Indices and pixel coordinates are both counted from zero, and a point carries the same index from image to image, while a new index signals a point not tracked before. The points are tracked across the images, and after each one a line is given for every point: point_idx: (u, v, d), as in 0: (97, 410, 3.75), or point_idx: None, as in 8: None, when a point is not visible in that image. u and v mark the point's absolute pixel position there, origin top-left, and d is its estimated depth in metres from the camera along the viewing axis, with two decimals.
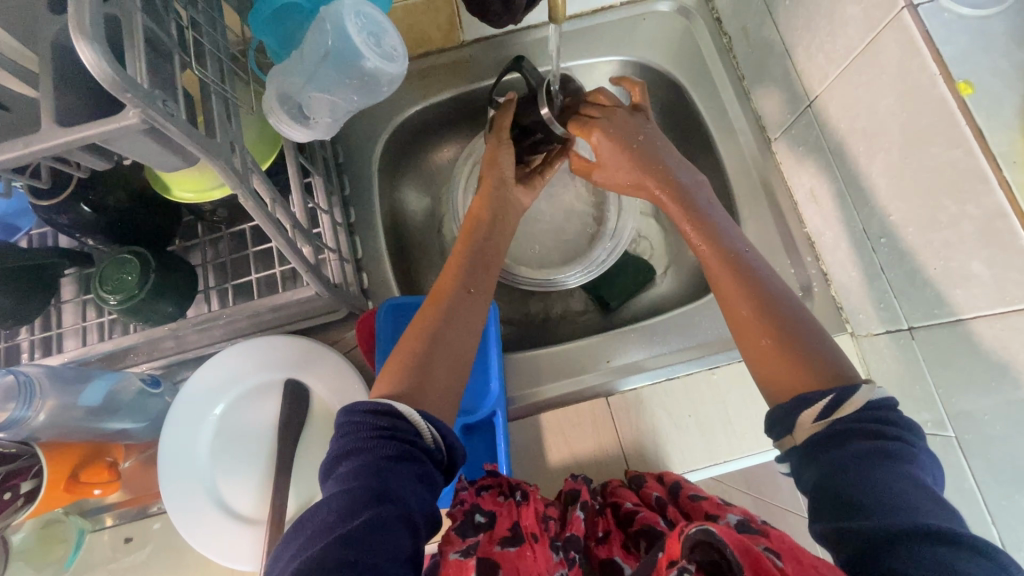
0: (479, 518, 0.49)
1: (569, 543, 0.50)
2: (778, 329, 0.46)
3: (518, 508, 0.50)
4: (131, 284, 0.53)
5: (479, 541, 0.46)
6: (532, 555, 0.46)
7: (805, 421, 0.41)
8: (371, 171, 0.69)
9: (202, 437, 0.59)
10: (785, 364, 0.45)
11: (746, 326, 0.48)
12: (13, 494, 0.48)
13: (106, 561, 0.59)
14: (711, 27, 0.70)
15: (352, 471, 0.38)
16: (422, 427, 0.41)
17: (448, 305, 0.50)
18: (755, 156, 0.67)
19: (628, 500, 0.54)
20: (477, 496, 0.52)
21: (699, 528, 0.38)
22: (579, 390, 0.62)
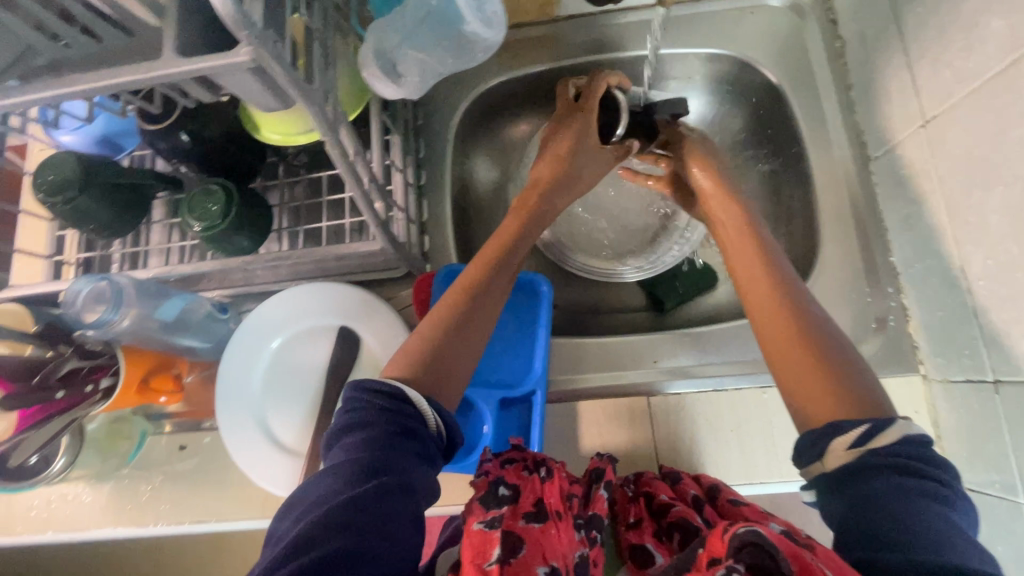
0: (501, 491, 0.49)
1: (592, 522, 0.51)
2: (810, 345, 0.44)
3: (542, 483, 0.50)
4: (214, 213, 0.56)
5: (503, 514, 0.46)
6: (556, 533, 0.46)
7: (836, 447, 0.38)
8: (447, 136, 0.70)
9: (258, 366, 0.63)
10: (816, 384, 0.42)
11: (778, 344, 0.46)
12: (94, 387, 0.52)
13: (161, 463, 0.64)
14: (824, 29, 0.65)
15: (355, 444, 0.39)
16: (425, 408, 0.42)
17: (470, 299, 0.50)
18: (849, 172, 0.62)
19: (664, 492, 0.53)
20: (503, 470, 0.51)
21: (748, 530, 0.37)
22: (617, 384, 0.62)
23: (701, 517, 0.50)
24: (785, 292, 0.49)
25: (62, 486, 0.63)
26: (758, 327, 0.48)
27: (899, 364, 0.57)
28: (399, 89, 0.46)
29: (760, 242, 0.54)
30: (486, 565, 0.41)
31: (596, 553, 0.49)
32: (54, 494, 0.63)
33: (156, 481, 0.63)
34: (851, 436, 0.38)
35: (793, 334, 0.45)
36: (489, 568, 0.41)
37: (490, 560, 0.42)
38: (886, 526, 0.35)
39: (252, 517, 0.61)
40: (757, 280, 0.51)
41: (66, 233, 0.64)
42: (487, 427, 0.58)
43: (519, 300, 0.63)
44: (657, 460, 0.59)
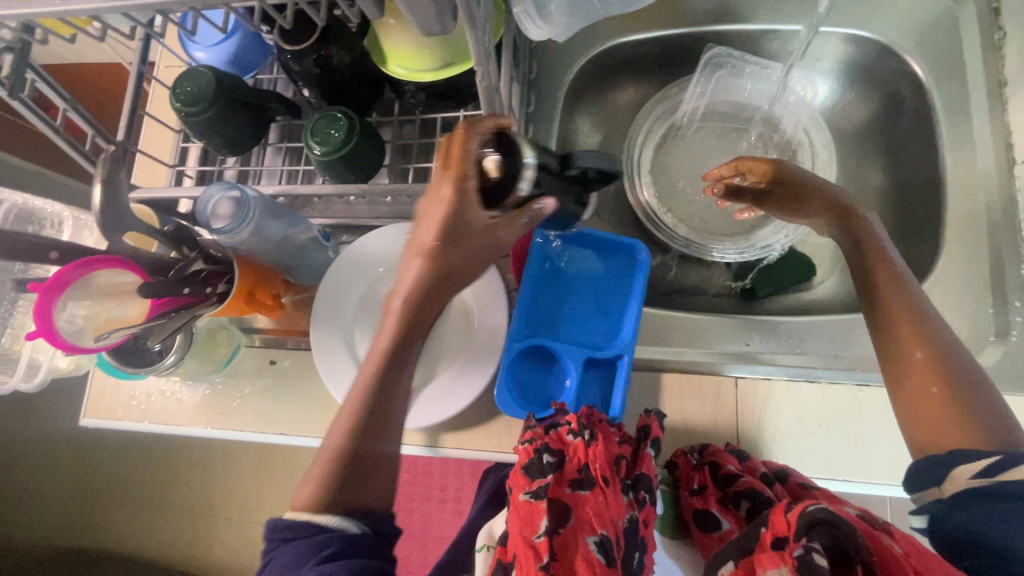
0: (547, 458, 0.50)
1: (640, 484, 0.52)
2: (948, 387, 0.44)
3: (586, 447, 0.49)
4: (336, 139, 0.58)
5: (549, 483, 0.49)
6: (605, 501, 0.48)
7: (958, 476, 0.42)
8: (558, 93, 0.69)
9: (354, 295, 0.65)
10: (948, 417, 0.44)
11: (922, 395, 0.45)
12: (212, 291, 0.54)
13: (251, 374, 0.67)
14: (984, 18, 0.60)
15: (299, 548, 0.42)
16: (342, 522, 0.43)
17: (354, 435, 0.45)
18: (988, 176, 0.58)
19: (732, 463, 0.53)
20: (547, 434, 0.51)
21: (820, 508, 0.41)
22: (678, 361, 0.62)
23: (772, 491, 0.51)
24: (922, 317, 0.47)
25: (161, 382, 0.68)
26: (888, 352, 0.48)
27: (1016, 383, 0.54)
28: (545, 29, 0.46)
29: (884, 255, 0.51)
30: (534, 538, 0.45)
31: (648, 514, 0.51)
32: (154, 389, 0.67)
33: (245, 390, 0.67)
34: (975, 468, 0.42)
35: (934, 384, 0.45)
36: (539, 541, 0.45)
37: (538, 530, 0.46)
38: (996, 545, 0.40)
39: None
40: (906, 327, 0.47)
41: (188, 146, 0.66)
42: (570, 380, 0.58)
43: (620, 265, 0.63)
44: (737, 443, 0.58)
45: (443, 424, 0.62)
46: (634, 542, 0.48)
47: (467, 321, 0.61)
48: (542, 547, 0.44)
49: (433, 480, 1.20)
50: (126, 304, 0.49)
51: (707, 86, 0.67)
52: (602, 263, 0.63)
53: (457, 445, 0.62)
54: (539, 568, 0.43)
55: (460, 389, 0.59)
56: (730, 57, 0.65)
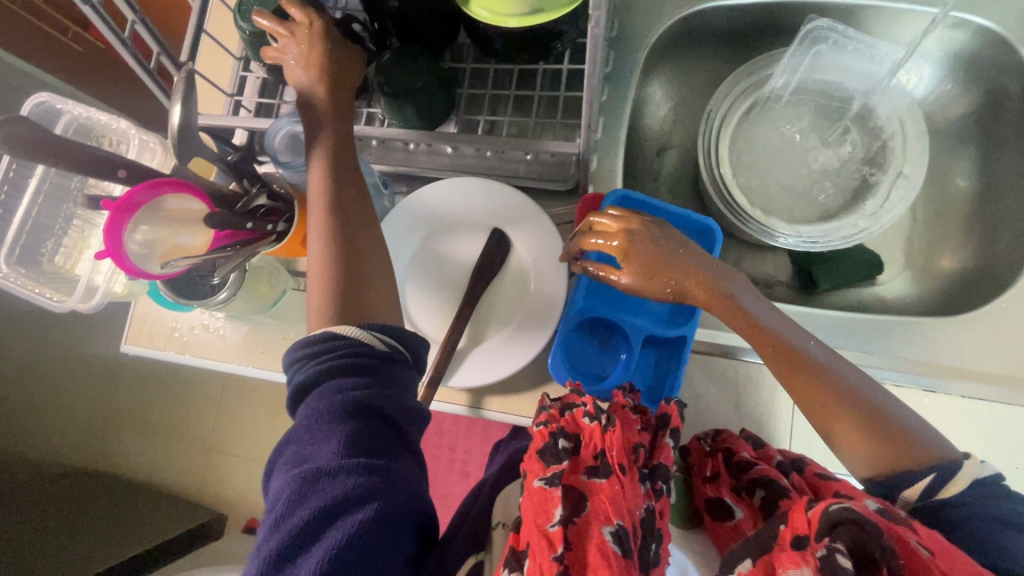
0: (561, 444, 0.47)
1: (657, 473, 0.46)
2: (875, 419, 0.44)
3: (602, 432, 0.45)
4: (411, 82, 0.55)
5: (564, 469, 0.45)
6: (622, 490, 0.43)
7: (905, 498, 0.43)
8: (640, 54, 0.65)
9: (408, 247, 0.63)
10: (869, 438, 0.44)
11: (839, 430, 0.45)
12: (272, 228, 0.52)
13: (296, 317, 0.67)
14: None
15: (331, 407, 0.41)
16: (368, 336, 0.45)
17: None
18: None
19: (746, 450, 0.51)
20: (563, 416, 0.49)
21: (842, 507, 0.37)
22: (719, 345, 0.60)
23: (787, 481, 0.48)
24: (804, 362, 0.47)
25: (205, 317, 0.67)
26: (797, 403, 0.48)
27: None
28: None
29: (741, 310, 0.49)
30: (548, 526, 0.41)
31: (664, 505, 0.45)
32: (197, 323, 0.67)
33: (289, 333, 0.66)
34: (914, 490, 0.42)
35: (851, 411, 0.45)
36: (552, 530, 0.41)
37: (553, 518, 0.41)
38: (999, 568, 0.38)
39: None
40: (804, 383, 0.46)
41: (249, 74, 0.63)
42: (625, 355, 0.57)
43: None
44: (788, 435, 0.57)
45: (488, 387, 0.61)
46: (650, 531, 0.43)
47: (525, 280, 0.61)
48: (557, 537, 0.40)
49: (444, 441, 1.19)
50: (193, 231, 0.47)
51: (797, 67, 0.63)
52: None
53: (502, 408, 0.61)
54: (554, 560, 0.39)
55: (511, 354, 0.58)
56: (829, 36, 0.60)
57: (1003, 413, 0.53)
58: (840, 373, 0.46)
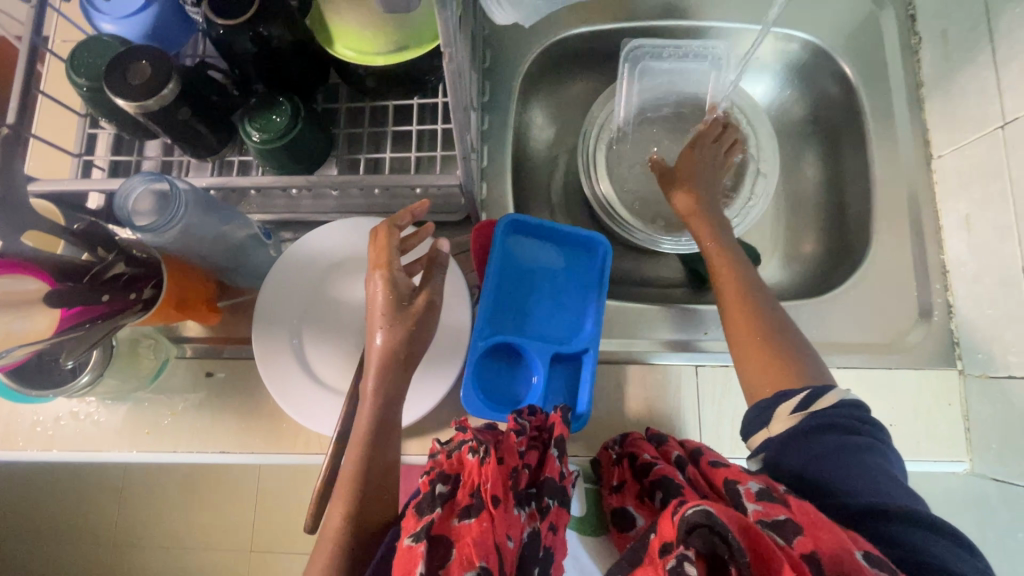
0: (438, 488, 0.43)
1: (544, 490, 0.46)
2: (768, 336, 0.52)
3: (479, 467, 0.43)
4: (278, 126, 0.52)
5: (434, 518, 0.41)
6: (490, 526, 0.40)
7: (783, 413, 0.47)
8: (513, 82, 0.67)
9: (300, 297, 0.59)
10: (772, 366, 0.50)
11: (740, 335, 0.53)
12: (137, 297, 0.48)
13: (183, 389, 0.60)
14: (901, 24, 0.66)
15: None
16: None
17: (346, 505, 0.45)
18: (910, 169, 0.64)
19: (647, 452, 0.52)
20: (448, 458, 0.45)
21: (698, 510, 0.36)
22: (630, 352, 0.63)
23: (685, 476, 0.49)
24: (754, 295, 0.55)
25: (73, 404, 0.59)
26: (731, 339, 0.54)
27: (937, 357, 0.59)
28: (510, 12, 0.43)
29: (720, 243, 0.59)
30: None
31: (557, 518, 0.45)
32: (64, 412, 0.59)
33: (177, 408, 0.60)
34: (794, 401, 0.47)
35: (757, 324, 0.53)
36: None
37: None
38: (836, 476, 0.43)
39: (282, 452, 0.59)
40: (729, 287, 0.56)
41: (98, 131, 0.58)
42: (538, 377, 0.58)
43: (580, 260, 0.62)
44: (693, 426, 0.60)
45: (405, 430, 0.59)
46: (532, 558, 0.42)
47: None
48: None
49: None
50: (31, 314, 0.43)
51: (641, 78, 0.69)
52: (563, 258, 0.62)
53: (422, 450, 0.59)
54: None
55: (422, 393, 0.56)
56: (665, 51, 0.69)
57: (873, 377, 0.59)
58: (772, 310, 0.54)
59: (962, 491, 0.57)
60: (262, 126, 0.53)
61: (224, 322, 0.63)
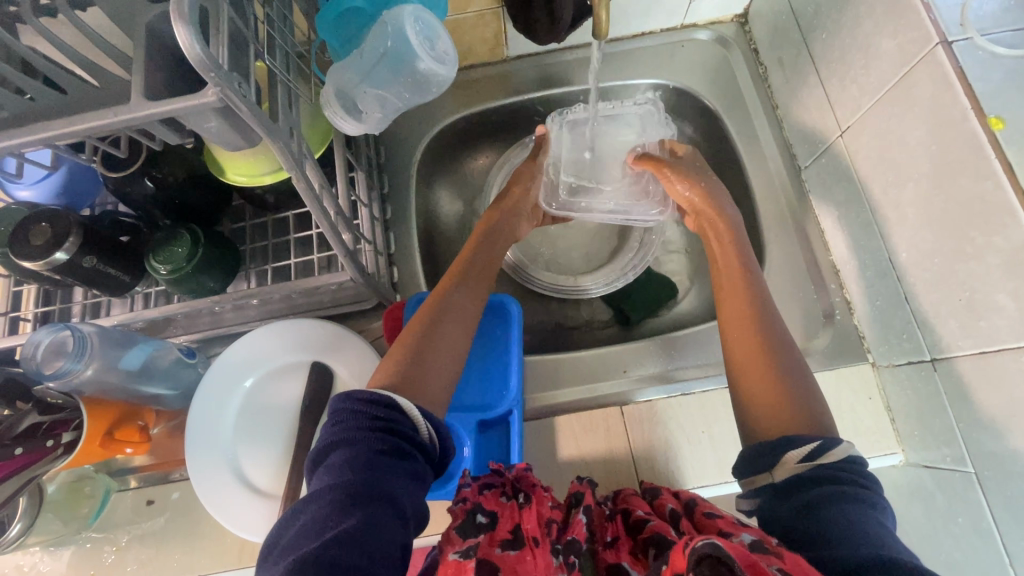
0: (480, 518, 0.46)
1: (571, 547, 0.45)
2: (781, 380, 0.49)
3: (520, 511, 0.47)
4: (180, 255, 0.56)
5: (479, 542, 0.44)
6: (532, 559, 0.43)
7: (789, 459, 0.43)
8: (408, 171, 0.72)
9: (229, 410, 0.61)
10: (780, 410, 0.47)
11: (748, 378, 0.50)
12: (55, 442, 0.50)
13: (126, 522, 0.61)
14: (747, 57, 0.73)
15: (320, 512, 0.37)
16: (414, 425, 0.43)
17: (444, 302, 0.53)
18: (784, 183, 0.68)
19: (641, 508, 0.51)
20: (480, 495, 0.49)
21: (707, 541, 0.36)
22: (573, 401, 0.64)
23: (678, 530, 0.48)
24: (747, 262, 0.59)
25: (17, 557, 0.59)
26: (745, 393, 0.50)
27: (848, 355, 0.61)
28: (361, 126, 0.47)
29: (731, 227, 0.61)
30: None
31: None
32: (8, 568, 0.59)
33: (122, 542, 0.60)
34: (802, 451, 0.43)
35: (755, 354, 0.51)
36: None
37: None
38: (827, 530, 0.39)
39: (228, 569, 0.59)
40: (737, 293, 0.56)
41: (23, 288, 0.62)
42: (468, 448, 0.58)
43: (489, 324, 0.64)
44: (633, 467, 0.60)
45: None
46: None
47: None
48: None
49: None
50: None
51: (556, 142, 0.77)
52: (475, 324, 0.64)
53: None
54: None
55: None
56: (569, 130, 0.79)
57: None
58: (765, 313, 0.54)
59: (905, 485, 0.56)
60: (163, 258, 0.56)
61: (163, 447, 0.64)
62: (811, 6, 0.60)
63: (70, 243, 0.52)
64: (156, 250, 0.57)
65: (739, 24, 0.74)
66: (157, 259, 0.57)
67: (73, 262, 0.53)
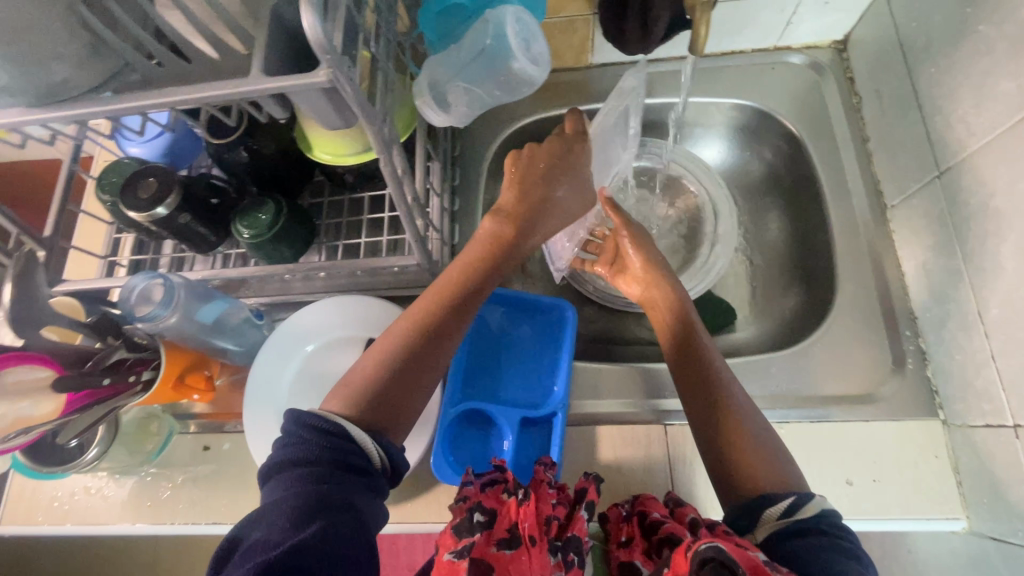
0: (477, 516, 0.47)
1: (569, 544, 0.48)
2: (754, 445, 0.48)
3: (517, 506, 0.48)
4: (263, 222, 0.60)
5: (475, 541, 0.45)
6: (527, 559, 0.45)
7: (770, 515, 0.43)
8: (480, 166, 0.74)
9: (288, 372, 0.65)
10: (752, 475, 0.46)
11: (720, 444, 0.49)
12: (136, 378, 0.55)
13: (183, 463, 0.65)
14: (842, 84, 0.70)
15: (272, 526, 0.38)
16: (369, 445, 0.44)
17: (422, 337, 0.51)
18: (867, 219, 0.65)
19: (658, 511, 0.50)
20: (482, 493, 0.50)
21: (710, 545, 0.36)
22: (616, 412, 0.63)
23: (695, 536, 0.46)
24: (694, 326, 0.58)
25: (86, 480, 0.64)
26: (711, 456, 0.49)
27: (918, 408, 0.57)
28: (446, 116, 0.49)
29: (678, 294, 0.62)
30: None
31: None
32: (77, 488, 0.64)
33: (176, 481, 0.64)
34: (778, 507, 0.43)
35: (726, 418, 0.50)
36: None
37: None
38: (826, 574, 0.38)
39: None
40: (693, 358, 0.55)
41: (121, 237, 0.68)
42: (508, 442, 0.59)
43: (543, 324, 0.66)
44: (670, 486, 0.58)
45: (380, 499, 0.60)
46: None
47: None
48: None
49: None
50: (38, 400, 0.46)
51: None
52: (528, 323, 0.66)
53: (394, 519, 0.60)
54: None
55: None
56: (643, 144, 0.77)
57: (850, 431, 0.57)
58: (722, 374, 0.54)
59: (965, 554, 0.53)
60: (247, 224, 0.61)
61: (224, 399, 0.68)
62: (921, 37, 0.57)
63: (169, 200, 0.56)
64: (241, 215, 0.61)
65: (837, 50, 0.71)
66: (242, 224, 0.61)
67: (170, 219, 0.58)
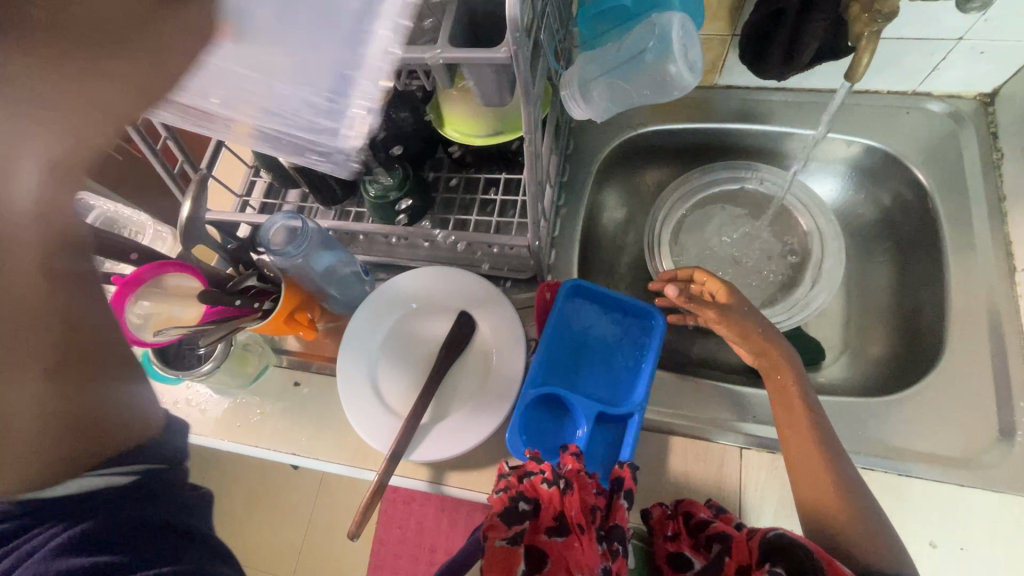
0: (524, 505, 0.48)
1: (613, 534, 0.49)
2: (849, 499, 0.50)
3: (561, 495, 0.47)
4: (389, 186, 0.65)
5: (526, 529, 0.47)
6: (579, 547, 0.45)
7: None
8: (591, 167, 0.76)
9: (382, 326, 0.69)
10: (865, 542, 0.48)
11: (823, 507, 0.50)
12: (258, 307, 0.60)
13: (274, 393, 0.71)
14: (983, 139, 0.68)
15: None
16: (103, 474, 0.33)
17: None
18: (991, 280, 0.62)
19: (702, 510, 0.52)
20: (521, 483, 0.50)
21: (776, 533, 0.47)
22: (691, 427, 0.62)
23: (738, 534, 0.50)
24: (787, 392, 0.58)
25: (188, 392, 0.71)
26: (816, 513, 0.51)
27: None
28: (586, 108, 0.52)
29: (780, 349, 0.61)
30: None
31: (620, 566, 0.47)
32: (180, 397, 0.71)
33: (265, 408, 0.70)
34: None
35: (830, 486, 0.51)
36: None
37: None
38: None
39: (342, 462, 0.66)
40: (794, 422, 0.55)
41: (257, 180, 0.75)
42: (583, 431, 0.60)
43: (632, 327, 0.67)
44: (737, 510, 0.57)
45: (449, 462, 0.63)
46: None
47: (486, 361, 0.65)
48: None
49: (424, 539, 1.21)
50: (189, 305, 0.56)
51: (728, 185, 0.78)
52: (615, 325, 0.67)
53: (459, 484, 0.63)
54: None
55: (468, 431, 0.60)
56: (755, 170, 0.77)
57: (943, 492, 0.54)
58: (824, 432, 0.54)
59: None
60: (376, 184, 0.65)
61: (318, 343, 0.74)
62: None
63: None
64: (372, 175, 0.66)
65: (982, 103, 0.69)
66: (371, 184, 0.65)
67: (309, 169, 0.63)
